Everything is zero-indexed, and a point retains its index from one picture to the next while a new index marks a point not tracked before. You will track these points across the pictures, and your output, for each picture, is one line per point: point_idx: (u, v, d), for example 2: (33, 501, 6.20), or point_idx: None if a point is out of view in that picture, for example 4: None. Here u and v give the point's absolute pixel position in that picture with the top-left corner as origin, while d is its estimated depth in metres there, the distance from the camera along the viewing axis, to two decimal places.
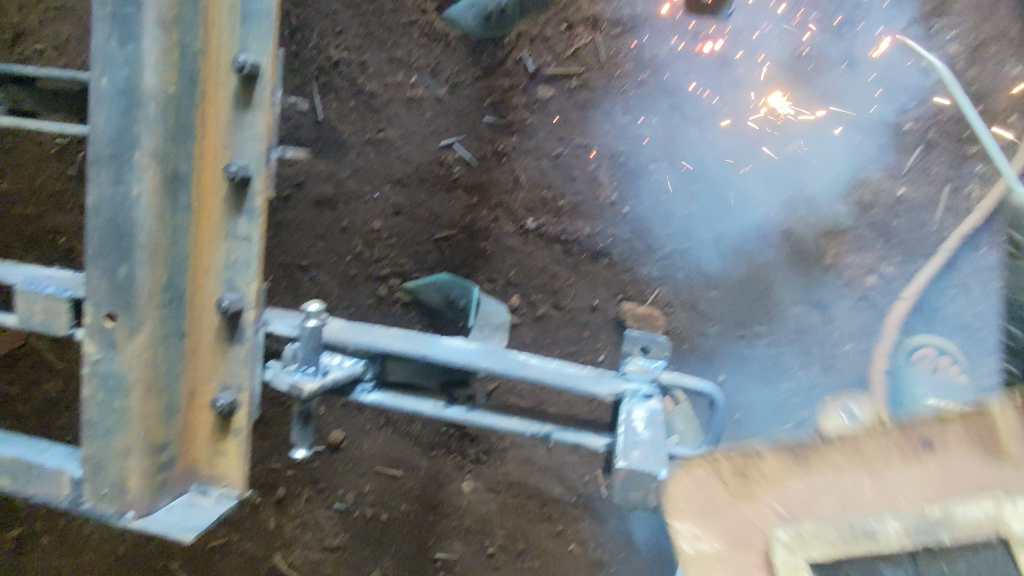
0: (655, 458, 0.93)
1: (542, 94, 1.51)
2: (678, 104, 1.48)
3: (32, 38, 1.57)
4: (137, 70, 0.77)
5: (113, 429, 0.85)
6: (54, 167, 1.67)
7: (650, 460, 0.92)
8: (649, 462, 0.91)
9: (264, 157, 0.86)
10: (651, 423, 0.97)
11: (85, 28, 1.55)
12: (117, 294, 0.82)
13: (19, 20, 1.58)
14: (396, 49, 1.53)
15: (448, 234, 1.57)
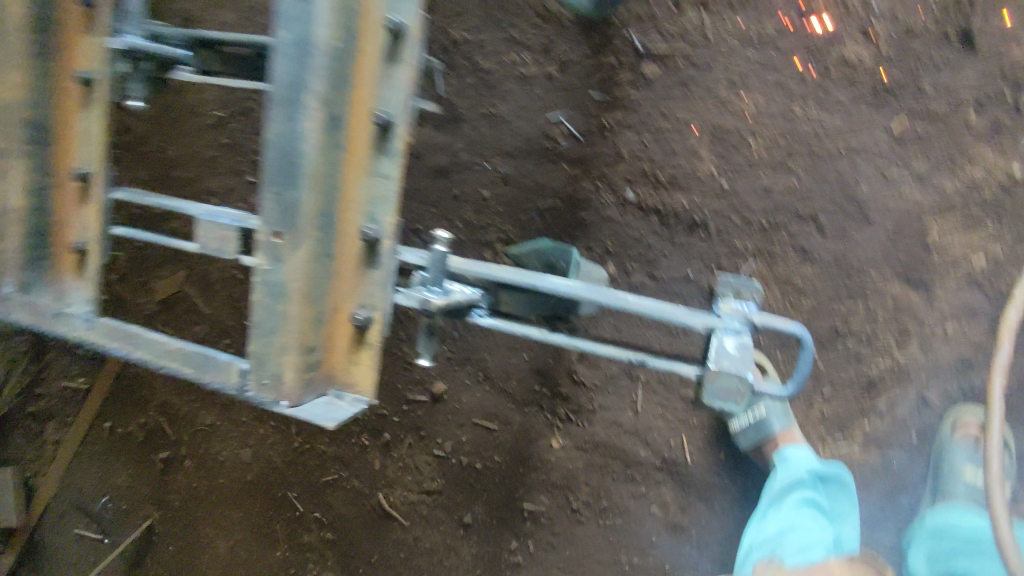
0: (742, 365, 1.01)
1: (648, 71, 1.59)
2: (782, 81, 1.51)
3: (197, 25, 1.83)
4: (312, 24, 0.92)
5: (275, 329, 1.03)
6: (210, 137, 1.94)
7: (739, 365, 1.01)
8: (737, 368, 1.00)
9: (406, 105, 1.05)
10: (741, 347, 1.02)
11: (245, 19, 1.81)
12: (284, 214, 0.99)
13: (189, 8, 1.84)
14: (511, 29, 1.63)
15: (552, 204, 1.68)
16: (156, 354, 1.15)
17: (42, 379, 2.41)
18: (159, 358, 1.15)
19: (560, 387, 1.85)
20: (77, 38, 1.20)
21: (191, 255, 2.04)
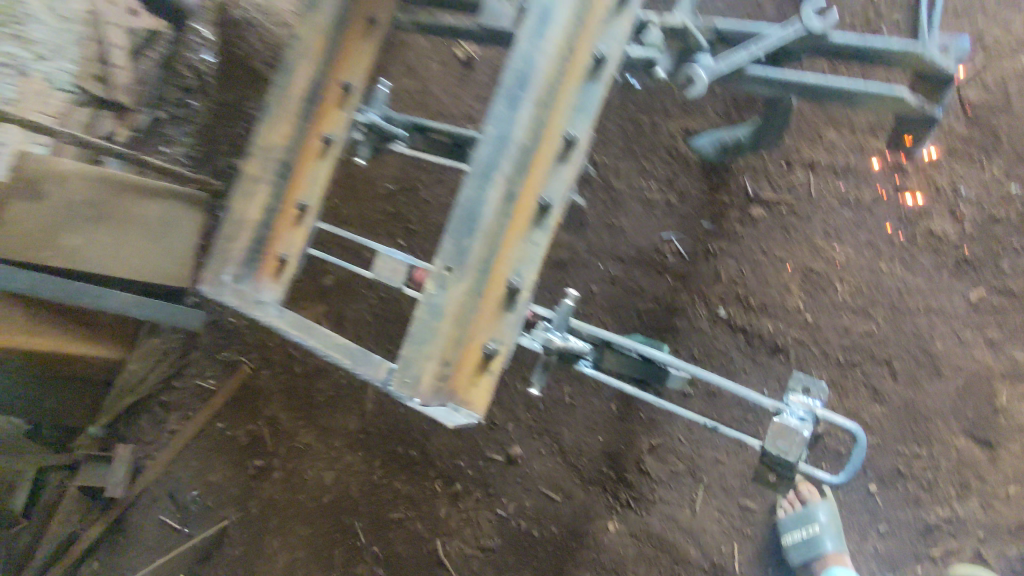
0: (802, 429, 1.17)
1: (755, 213, 1.86)
2: (874, 241, 1.74)
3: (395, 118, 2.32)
4: (513, 126, 1.29)
5: (425, 339, 1.31)
6: (376, 202, 2.36)
7: (799, 425, 1.17)
8: (797, 424, 1.16)
9: (565, 195, 1.42)
10: (802, 422, 1.18)
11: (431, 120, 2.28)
12: (456, 254, 1.31)
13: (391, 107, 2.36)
14: (644, 160, 1.97)
15: (651, 308, 1.94)
16: (327, 344, 1.47)
17: (183, 373, 2.76)
18: (328, 349, 1.46)
19: (626, 472, 2.00)
20: (330, 110, 1.66)
21: (325, 294, 2.35)
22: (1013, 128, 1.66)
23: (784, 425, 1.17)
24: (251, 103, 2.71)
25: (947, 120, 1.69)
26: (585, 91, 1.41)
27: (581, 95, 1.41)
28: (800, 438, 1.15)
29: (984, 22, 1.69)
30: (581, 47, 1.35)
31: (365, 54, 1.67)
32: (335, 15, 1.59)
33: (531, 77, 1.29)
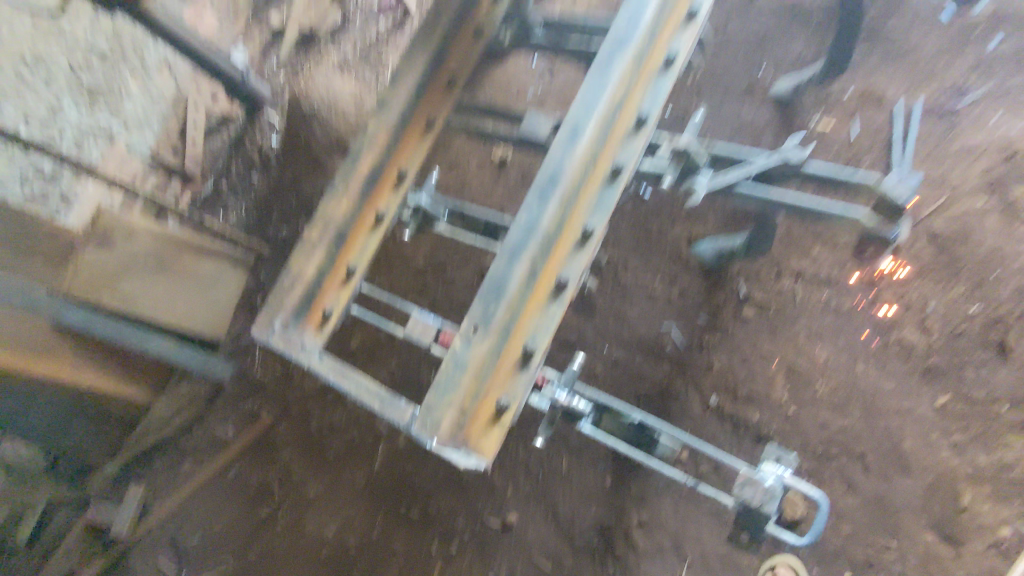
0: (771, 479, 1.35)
1: (746, 312, 2.09)
2: (852, 345, 1.94)
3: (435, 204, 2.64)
4: (540, 217, 1.57)
5: (448, 388, 1.51)
6: (409, 275, 2.62)
7: (767, 476, 1.35)
8: (766, 474, 1.35)
9: (580, 275, 1.63)
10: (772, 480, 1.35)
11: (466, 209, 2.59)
12: (482, 317, 1.54)
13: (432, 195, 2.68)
14: (649, 258, 2.23)
15: (648, 391, 2.14)
16: (360, 388, 1.67)
17: (205, 418, 2.88)
18: (359, 393, 1.66)
19: (615, 544, 2.11)
20: (385, 191, 1.97)
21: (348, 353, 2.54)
22: (976, 255, 1.87)
23: (754, 476, 1.35)
24: (306, 183, 3.05)
25: (916, 245, 1.94)
26: (604, 192, 1.67)
27: (601, 195, 1.67)
28: (767, 487, 1.33)
29: (947, 167, 1.98)
30: (602, 160, 1.65)
31: (421, 149, 2.01)
32: (400, 117, 1.94)
33: (558, 178, 1.58)
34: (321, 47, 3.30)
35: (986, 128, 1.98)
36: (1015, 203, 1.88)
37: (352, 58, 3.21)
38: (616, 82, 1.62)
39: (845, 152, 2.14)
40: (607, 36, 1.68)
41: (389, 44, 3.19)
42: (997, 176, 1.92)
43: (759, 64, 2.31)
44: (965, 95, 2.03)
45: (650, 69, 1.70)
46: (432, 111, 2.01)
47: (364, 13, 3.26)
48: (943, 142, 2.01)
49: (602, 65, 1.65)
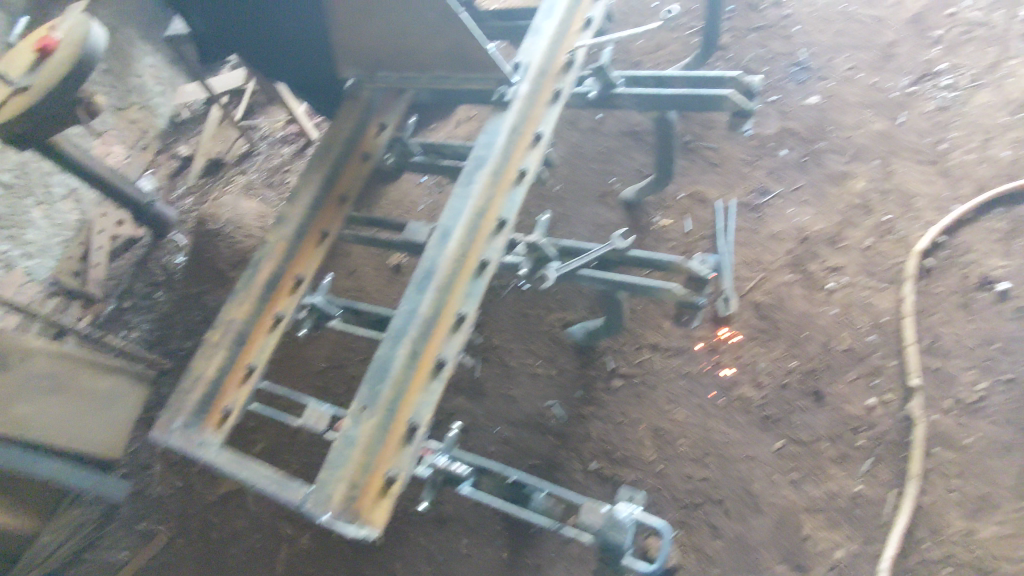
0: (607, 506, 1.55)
1: (614, 384, 2.37)
2: (702, 403, 2.24)
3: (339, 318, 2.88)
4: (419, 305, 1.82)
5: (339, 465, 1.64)
6: (310, 380, 2.75)
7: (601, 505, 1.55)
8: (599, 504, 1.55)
9: (455, 355, 1.86)
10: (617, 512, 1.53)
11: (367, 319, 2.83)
12: (369, 396, 1.72)
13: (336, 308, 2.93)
14: (531, 344, 2.55)
15: (535, 464, 2.31)
16: (258, 475, 1.79)
17: (95, 545, 2.73)
18: (256, 478, 1.78)
19: None
20: (284, 296, 2.17)
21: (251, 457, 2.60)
22: (789, 320, 2.27)
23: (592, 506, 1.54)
24: (210, 295, 3.12)
25: (745, 315, 2.33)
26: (474, 282, 1.95)
27: (471, 285, 1.94)
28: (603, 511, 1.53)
29: (759, 251, 2.43)
30: (470, 255, 1.94)
31: (315, 258, 2.24)
32: (297, 229, 2.20)
33: (433, 273, 1.86)
34: (228, 174, 3.56)
35: (786, 219, 2.46)
36: (814, 277, 2.32)
37: (257, 181, 3.47)
38: (477, 193, 1.96)
39: (682, 243, 2.55)
40: (470, 158, 2.04)
41: (291, 166, 3.49)
42: (799, 256, 2.37)
43: (611, 179, 2.83)
44: (766, 194, 2.54)
45: (507, 181, 2.05)
46: (326, 225, 2.28)
47: (267, 143, 3.64)
48: (755, 230, 2.48)
49: (466, 181, 2.00)
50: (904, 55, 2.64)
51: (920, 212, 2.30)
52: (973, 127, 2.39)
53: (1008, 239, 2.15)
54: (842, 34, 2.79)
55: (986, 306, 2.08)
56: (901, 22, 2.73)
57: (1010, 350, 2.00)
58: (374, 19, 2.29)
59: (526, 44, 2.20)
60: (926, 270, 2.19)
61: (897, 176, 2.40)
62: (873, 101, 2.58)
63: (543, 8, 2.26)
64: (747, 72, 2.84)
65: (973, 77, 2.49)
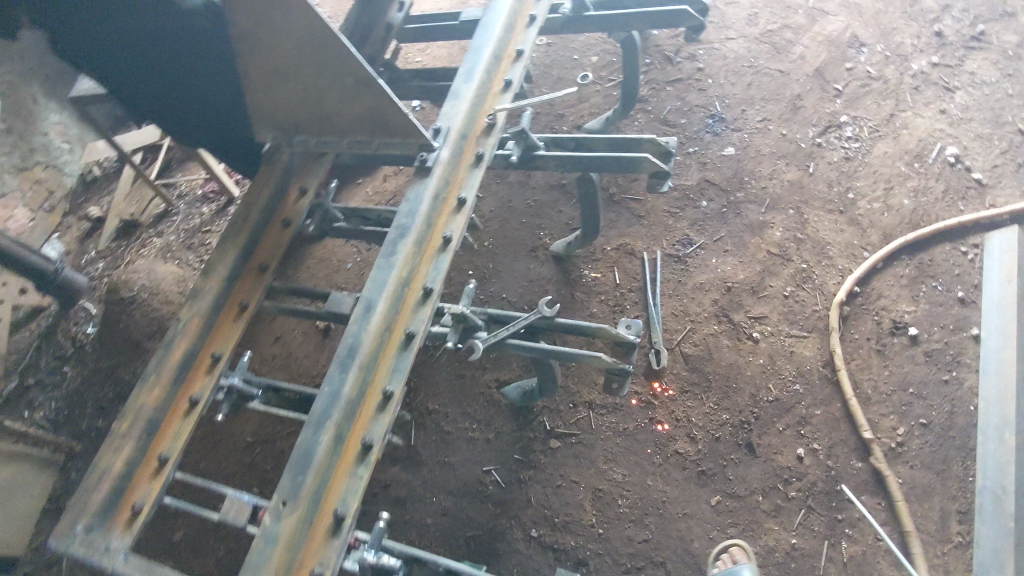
0: None
1: (553, 445, 2.34)
2: (640, 460, 2.23)
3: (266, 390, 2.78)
4: (342, 386, 1.74)
5: (259, 567, 1.53)
6: (235, 457, 2.60)
7: None
8: None
9: (383, 436, 1.76)
10: None
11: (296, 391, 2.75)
12: (291, 488, 1.62)
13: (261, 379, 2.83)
14: (467, 407, 2.49)
15: (474, 534, 2.24)
16: None
17: None
18: None
19: None
20: (199, 377, 2.01)
21: (171, 547, 2.42)
22: (719, 371, 2.30)
23: None
24: (124, 368, 2.91)
25: (676, 367, 2.35)
26: (401, 356, 1.86)
27: (398, 358, 1.86)
28: None
29: (687, 301, 2.47)
30: (395, 328, 1.87)
31: (235, 333, 2.10)
32: (213, 303, 2.08)
33: (356, 350, 1.78)
34: (143, 236, 3.38)
35: (710, 270, 2.51)
36: (739, 327, 2.37)
37: (175, 243, 3.30)
38: (400, 264, 1.91)
39: (611, 295, 2.57)
40: (392, 226, 1.99)
41: (212, 226, 3.35)
42: (723, 306, 2.42)
43: (540, 233, 2.84)
44: (690, 245, 2.59)
45: (431, 249, 2.00)
46: (245, 295, 2.15)
47: (186, 202, 3.48)
48: (682, 282, 2.52)
49: (388, 251, 1.94)
50: (810, 107, 2.76)
51: (834, 260, 2.39)
52: (877, 176, 2.51)
53: (915, 285, 2.26)
54: (752, 86, 2.90)
55: (899, 350, 2.17)
56: (806, 74, 2.86)
57: (924, 395, 2.09)
58: (290, 83, 2.24)
59: (446, 108, 2.19)
60: (844, 318, 2.26)
61: (812, 225, 2.49)
62: (785, 152, 2.68)
63: (462, 71, 2.26)
64: (666, 124, 2.91)
65: (872, 128, 2.63)
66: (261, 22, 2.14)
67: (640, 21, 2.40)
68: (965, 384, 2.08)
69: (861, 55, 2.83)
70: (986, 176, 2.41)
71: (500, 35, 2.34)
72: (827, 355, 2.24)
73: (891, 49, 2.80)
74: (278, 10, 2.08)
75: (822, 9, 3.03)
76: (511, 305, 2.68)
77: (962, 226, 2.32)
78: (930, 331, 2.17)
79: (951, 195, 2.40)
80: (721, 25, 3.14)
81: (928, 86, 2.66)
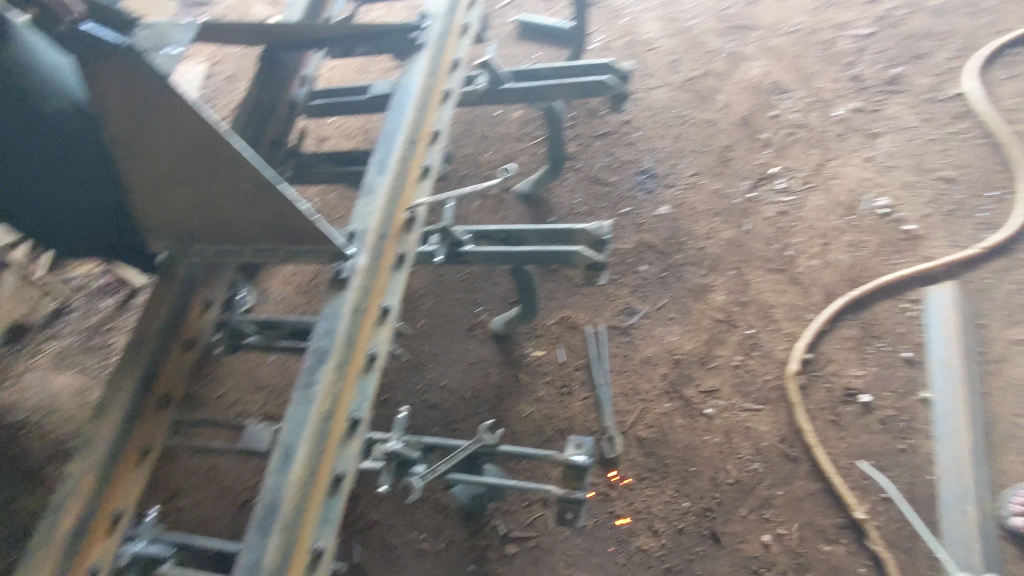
0: None
1: (509, 550, 2.17)
2: (603, 561, 2.09)
3: (189, 514, 2.50)
4: (263, 553, 1.50)
5: None
6: None
7: None
8: None
9: None
10: None
11: (223, 510, 2.50)
12: None
13: (181, 497, 2.54)
14: (413, 514, 2.29)
15: None
16: None
17: None
18: None
19: None
20: (97, 543, 1.71)
21: None
22: (676, 455, 2.19)
23: None
24: (16, 503, 2.53)
25: (631, 454, 2.23)
26: (329, 502, 1.65)
27: (327, 505, 1.64)
28: None
29: (636, 378, 2.35)
30: (321, 470, 1.64)
31: (136, 483, 1.82)
32: (108, 452, 1.79)
33: (277, 506, 1.55)
34: (35, 341, 3.02)
35: (656, 341, 2.41)
36: (692, 403, 2.26)
37: (73, 347, 2.97)
38: (320, 397, 1.69)
39: (557, 375, 2.42)
40: (307, 350, 1.77)
41: (115, 324, 3.03)
42: (673, 381, 2.32)
43: (476, 309, 2.67)
44: (633, 315, 2.48)
45: (354, 370, 1.79)
46: (146, 437, 1.89)
47: (85, 296, 3.16)
48: (629, 356, 2.40)
49: (305, 381, 1.72)
50: (740, 159, 2.71)
51: (779, 323, 2.33)
52: (812, 231, 2.47)
53: (861, 347, 2.22)
54: (680, 139, 2.83)
55: (853, 420, 2.12)
56: (732, 124, 2.80)
57: (884, 467, 2.04)
58: (180, 188, 1.96)
59: (359, 207, 1.99)
60: (797, 388, 2.19)
61: (753, 287, 2.42)
62: (719, 208, 2.61)
63: (374, 162, 2.07)
64: (597, 183, 2.80)
65: (803, 179, 2.59)
66: (140, 122, 1.87)
67: (561, 92, 2.31)
68: (923, 452, 2.04)
69: (784, 101, 2.80)
70: (917, 227, 2.39)
71: (412, 118, 2.16)
72: (784, 429, 2.16)
73: (812, 95, 2.79)
74: (157, 110, 1.83)
75: (741, 53, 3.00)
76: (452, 393, 2.48)
77: (900, 281, 2.30)
78: (881, 398, 2.13)
79: (886, 248, 2.38)
80: (643, 74, 3.06)
81: (853, 133, 2.65)
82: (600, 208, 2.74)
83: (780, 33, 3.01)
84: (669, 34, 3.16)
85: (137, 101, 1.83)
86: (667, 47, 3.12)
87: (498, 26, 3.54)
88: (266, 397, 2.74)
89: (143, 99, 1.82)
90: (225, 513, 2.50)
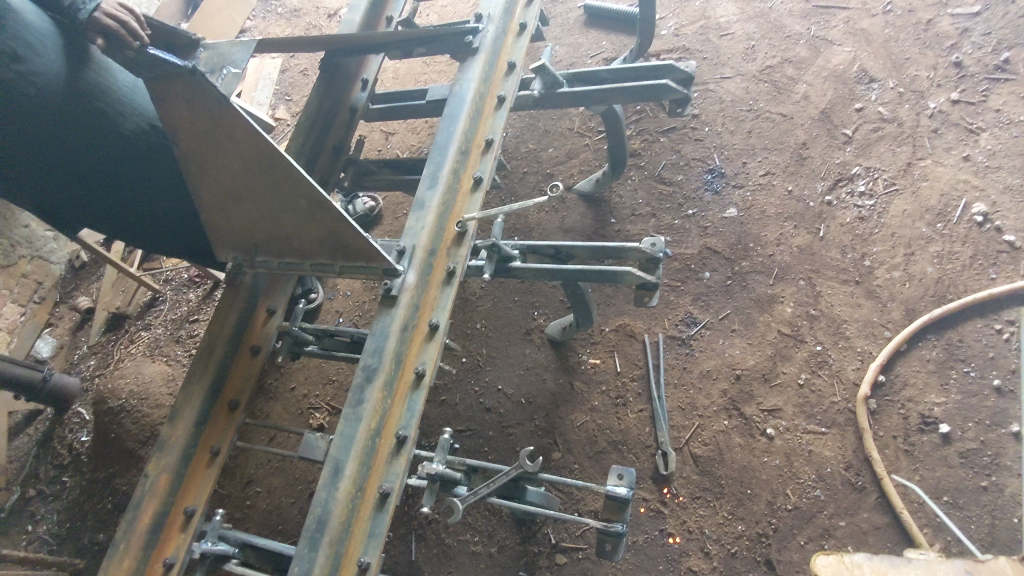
0: None
1: (560, 559, 2.19)
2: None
3: (265, 500, 2.69)
4: (312, 566, 1.58)
5: None
6: None
7: None
8: None
9: None
10: None
11: (294, 497, 2.66)
12: None
13: (258, 484, 2.73)
14: (468, 516, 2.34)
15: None
16: None
17: None
18: None
19: None
20: (173, 538, 1.86)
21: None
22: (733, 475, 2.10)
23: None
24: (120, 479, 2.83)
25: (685, 471, 2.15)
26: (375, 517, 1.69)
27: (373, 521, 1.68)
28: None
29: (693, 393, 2.27)
30: (368, 487, 1.69)
31: (206, 484, 1.94)
32: (182, 454, 1.94)
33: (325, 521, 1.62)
34: (131, 331, 3.30)
35: (717, 354, 2.31)
36: (752, 422, 2.17)
37: (162, 336, 3.22)
38: (368, 414, 1.74)
39: (613, 385, 2.38)
40: (357, 366, 1.82)
41: (198, 316, 3.26)
42: (733, 398, 2.22)
43: (534, 312, 2.66)
44: (694, 325, 2.39)
45: (403, 387, 1.82)
46: (216, 440, 1.99)
47: (173, 288, 3.39)
48: (687, 368, 2.32)
49: (355, 399, 1.77)
50: (817, 157, 2.52)
51: (851, 341, 2.19)
52: (895, 240, 2.30)
53: (943, 371, 2.08)
54: (753, 134, 2.65)
55: (929, 451, 1.99)
56: (811, 118, 2.61)
57: (960, 504, 1.90)
58: (243, 204, 1.99)
59: (410, 220, 2.01)
60: (868, 413, 2.07)
61: (825, 299, 2.27)
62: (792, 212, 2.45)
63: (427, 175, 2.07)
64: (661, 182, 2.68)
65: (887, 181, 2.40)
66: (206, 142, 1.93)
67: (620, 95, 2.20)
68: (1007, 490, 1.89)
69: (872, 92, 2.59)
70: (1018, 238, 2.19)
71: (464, 127, 2.14)
72: (850, 455, 2.04)
73: (904, 84, 2.56)
74: (221, 130, 1.89)
75: (825, 38, 2.77)
76: (508, 399, 2.49)
77: (993, 300, 2.12)
78: (963, 428, 1.99)
79: (980, 260, 2.19)
80: (716, 62, 2.88)
81: (949, 129, 2.43)
82: (664, 209, 2.62)
83: (871, 14, 2.77)
84: (746, 17, 2.96)
85: (202, 121, 1.90)
86: (743, 31, 2.92)
87: (564, 12, 3.42)
88: (333, 391, 2.86)
89: (208, 120, 1.89)
90: (296, 499, 2.66)
